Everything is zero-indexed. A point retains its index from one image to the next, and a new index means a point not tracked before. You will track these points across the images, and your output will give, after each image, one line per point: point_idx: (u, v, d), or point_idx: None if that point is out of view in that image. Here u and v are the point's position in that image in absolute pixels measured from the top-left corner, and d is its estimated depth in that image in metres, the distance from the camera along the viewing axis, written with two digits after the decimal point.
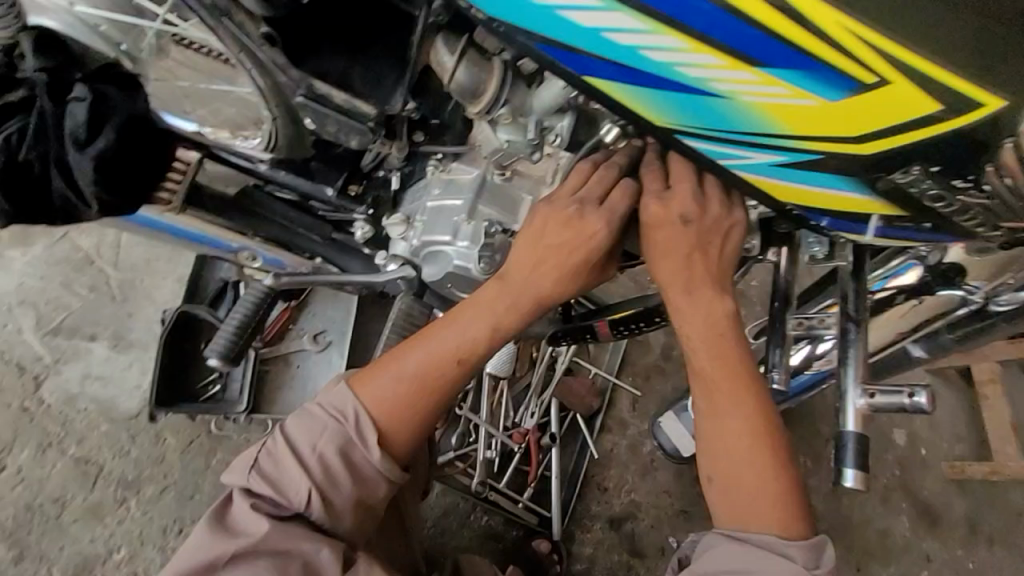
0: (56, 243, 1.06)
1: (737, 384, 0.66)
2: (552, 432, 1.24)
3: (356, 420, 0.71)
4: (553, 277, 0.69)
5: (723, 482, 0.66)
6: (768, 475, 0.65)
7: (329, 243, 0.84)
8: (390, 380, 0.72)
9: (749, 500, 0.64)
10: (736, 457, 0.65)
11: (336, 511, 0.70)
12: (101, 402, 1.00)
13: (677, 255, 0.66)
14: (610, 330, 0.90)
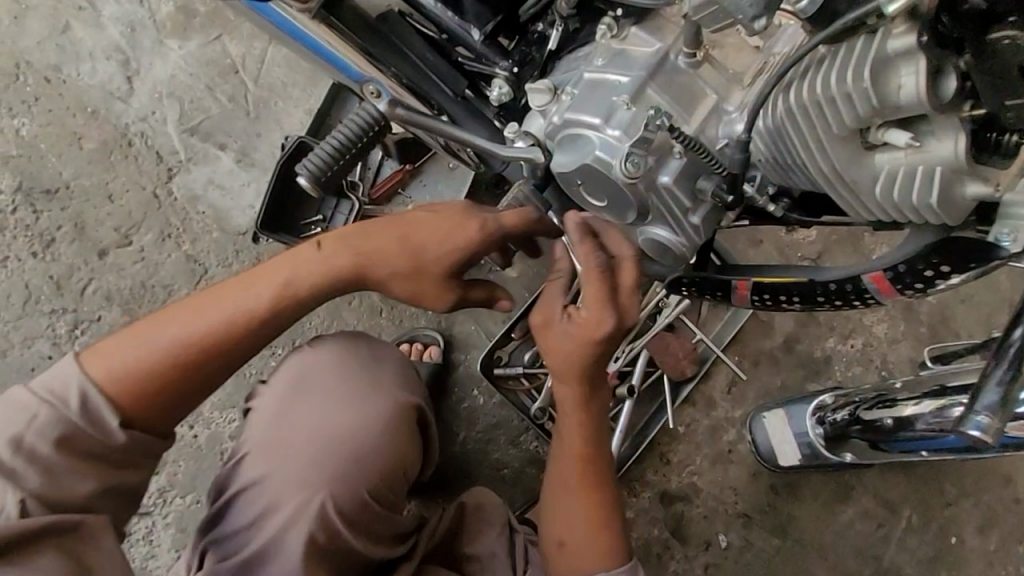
0: (210, 44, 1.05)
1: (576, 431, 0.71)
2: (632, 384, 1.11)
3: (79, 400, 0.58)
4: (416, 251, 0.64)
5: (563, 543, 0.71)
6: (597, 529, 0.71)
7: (459, 101, 0.72)
8: (134, 348, 0.61)
9: (585, 545, 0.71)
10: (569, 521, 0.71)
11: (68, 494, 0.56)
12: (218, 210, 1.03)
13: (566, 323, 0.66)
14: (750, 293, 0.72)
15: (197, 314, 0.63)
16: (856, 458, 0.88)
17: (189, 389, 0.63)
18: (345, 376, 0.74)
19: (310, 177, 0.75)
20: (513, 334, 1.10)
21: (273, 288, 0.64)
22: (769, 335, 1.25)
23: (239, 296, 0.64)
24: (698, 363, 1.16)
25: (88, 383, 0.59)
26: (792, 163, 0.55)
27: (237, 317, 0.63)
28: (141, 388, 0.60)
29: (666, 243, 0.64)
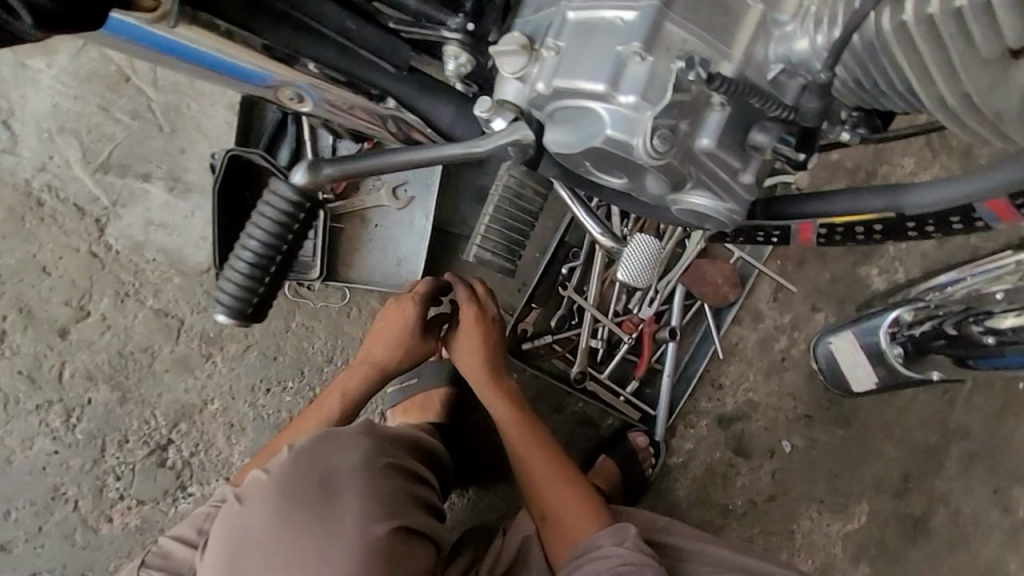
0: (84, 55, 0.85)
1: (527, 440, 0.88)
2: (672, 324, 1.02)
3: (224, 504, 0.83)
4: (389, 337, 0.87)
5: (558, 528, 0.86)
6: (570, 496, 0.87)
7: (407, 79, 0.56)
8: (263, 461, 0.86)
9: (569, 527, 0.86)
10: (559, 504, 0.86)
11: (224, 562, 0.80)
12: (170, 252, 0.89)
13: (465, 345, 0.86)
14: (813, 236, 0.60)
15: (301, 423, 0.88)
16: (943, 376, 0.86)
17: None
18: (289, 518, 0.75)
19: (231, 313, 0.61)
20: (534, 304, 1.00)
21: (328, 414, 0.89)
22: None
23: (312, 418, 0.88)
24: (741, 284, 1.04)
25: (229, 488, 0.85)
26: (896, 79, 0.40)
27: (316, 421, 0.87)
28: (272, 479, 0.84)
29: (708, 214, 0.49)
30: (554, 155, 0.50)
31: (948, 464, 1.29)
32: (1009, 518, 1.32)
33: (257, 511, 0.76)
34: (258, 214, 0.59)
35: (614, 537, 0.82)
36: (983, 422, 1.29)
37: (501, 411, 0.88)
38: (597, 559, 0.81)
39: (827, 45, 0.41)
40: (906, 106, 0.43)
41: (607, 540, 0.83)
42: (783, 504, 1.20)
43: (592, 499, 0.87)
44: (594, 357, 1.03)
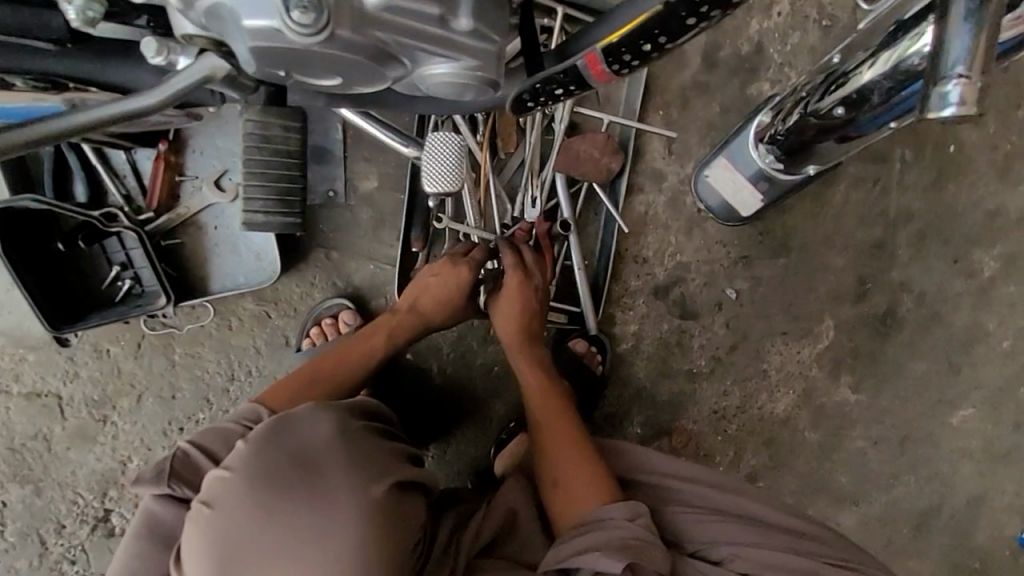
0: None
1: (547, 399, 0.86)
2: (565, 219, 0.95)
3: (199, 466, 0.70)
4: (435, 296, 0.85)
5: (562, 490, 0.79)
6: (583, 472, 0.80)
7: (71, 53, 0.53)
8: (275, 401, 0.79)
9: (579, 502, 0.78)
10: (570, 471, 0.80)
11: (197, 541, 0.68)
12: (9, 332, 0.83)
13: (508, 306, 0.87)
14: (607, 68, 0.51)
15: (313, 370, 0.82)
16: (818, 168, 0.83)
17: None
18: (270, 501, 0.65)
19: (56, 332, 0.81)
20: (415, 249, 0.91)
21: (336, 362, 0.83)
22: (681, 65, 1.02)
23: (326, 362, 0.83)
24: (620, 150, 0.96)
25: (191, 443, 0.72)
26: None
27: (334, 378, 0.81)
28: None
29: (455, 81, 0.42)
30: (264, 75, 0.42)
31: (900, 252, 1.25)
32: (972, 281, 1.31)
33: (239, 500, 0.65)
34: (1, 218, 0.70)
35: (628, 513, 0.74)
36: (922, 197, 1.24)
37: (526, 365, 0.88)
38: (600, 531, 0.73)
39: None
40: None
41: (617, 513, 0.75)
42: (747, 348, 1.19)
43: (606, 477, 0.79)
44: None
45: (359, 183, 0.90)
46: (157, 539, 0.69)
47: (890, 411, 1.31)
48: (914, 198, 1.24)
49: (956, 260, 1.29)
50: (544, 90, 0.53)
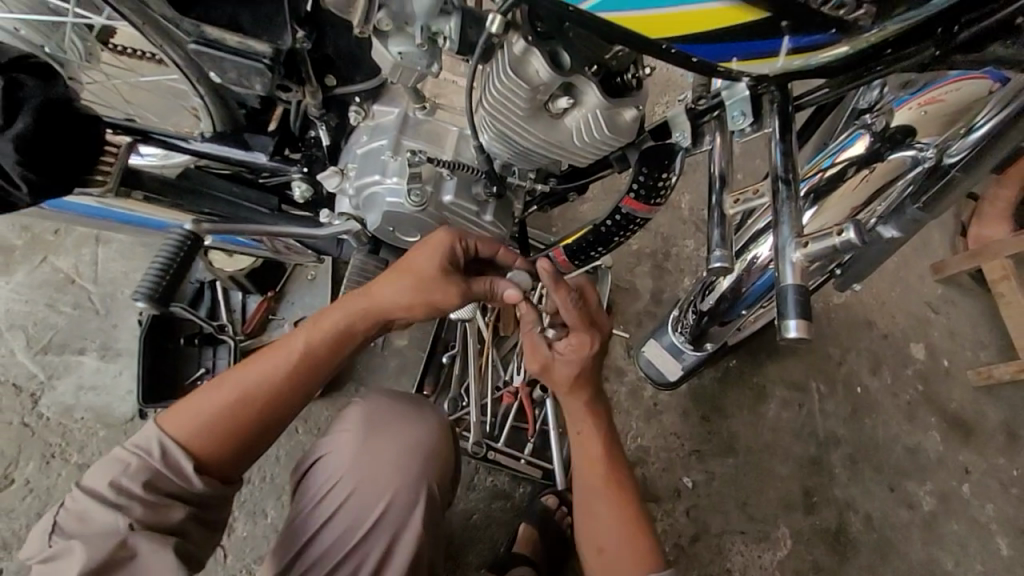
0: (37, 268, 1.08)
1: (597, 479, 0.82)
2: (544, 384, 1.23)
3: (161, 450, 0.66)
4: (403, 288, 0.74)
5: (603, 551, 0.79)
6: (635, 535, 0.79)
7: (277, 214, 0.85)
8: (193, 408, 0.68)
9: (611, 544, 0.79)
10: (606, 528, 0.80)
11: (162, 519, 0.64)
12: (97, 409, 1.01)
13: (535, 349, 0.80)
14: (567, 258, 0.89)
15: (248, 367, 0.71)
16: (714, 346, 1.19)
17: (250, 440, 0.69)
18: (398, 405, 0.84)
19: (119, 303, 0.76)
20: (426, 393, 1.19)
21: (291, 354, 0.71)
22: (637, 297, 1.42)
23: (271, 352, 0.71)
24: None
25: (180, 429, 0.67)
26: (527, 142, 0.70)
27: (295, 369, 0.71)
28: (223, 433, 0.68)
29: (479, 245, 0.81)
30: (376, 233, 0.82)
31: (837, 472, 1.43)
32: (915, 512, 1.43)
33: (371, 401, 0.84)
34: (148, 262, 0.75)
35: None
36: (844, 426, 1.47)
37: (591, 428, 0.83)
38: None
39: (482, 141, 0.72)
40: (546, 155, 0.72)
41: None
42: (708, 542, 1.29)
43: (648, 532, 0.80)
44: (489, 430, 1.19)
45: (393, 340, 1.23)
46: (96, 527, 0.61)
47: None
48: (840, 426, 1.47)
49: (893, 489, 1.44)
50: (530, 268, 0.90)
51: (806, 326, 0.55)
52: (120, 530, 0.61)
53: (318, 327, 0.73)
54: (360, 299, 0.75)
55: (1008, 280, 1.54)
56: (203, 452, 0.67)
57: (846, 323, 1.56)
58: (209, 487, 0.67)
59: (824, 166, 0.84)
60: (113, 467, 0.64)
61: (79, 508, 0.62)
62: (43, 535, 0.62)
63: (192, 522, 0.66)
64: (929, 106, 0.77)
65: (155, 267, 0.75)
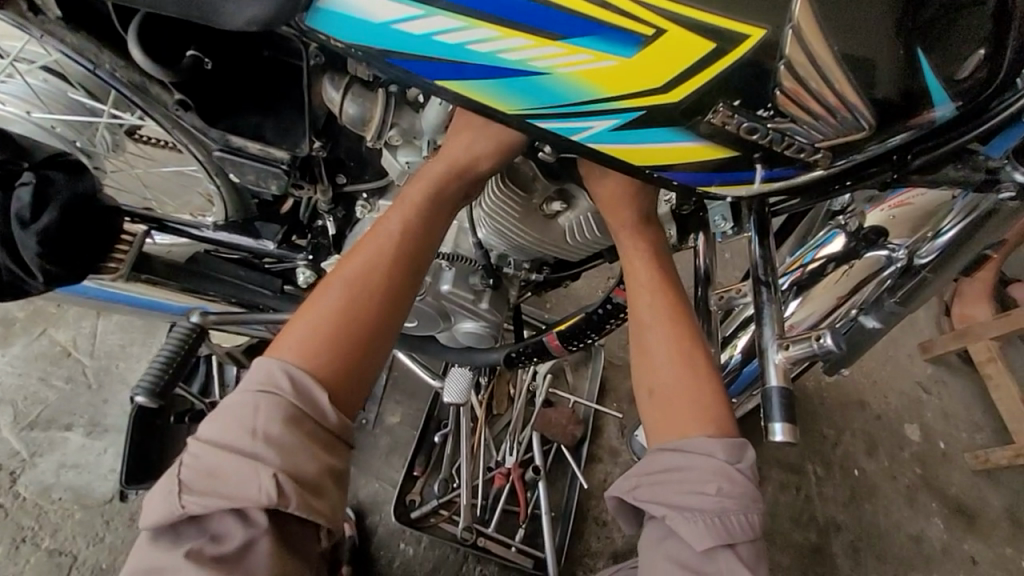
0: (35, 340, 1.09)
1: (672, 324, 0.67)
2: (536, 465, 1.20)
3: (289, 380, 0.51)
4: (464, 138, 0.59)
5: (658, 393, 0.64)
6: (698, 378, 0.64)
7: (280, 295, 0.88)
8: (307, 326, 0.54)
9: (674, 401, 0.63)
10: (669, 377, 0.64)
11: (306, 465, 0.49)
12: (76, 489, 0.99)
13: (609, 187, 0.65)
14: (560, 342, 0.90)
15: (352, 265, 0.57)
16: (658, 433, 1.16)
17: (377, 357, 0.56)
18: None
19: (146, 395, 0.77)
20: (415, 474, 1.15)
21: (386, 245, 0.58)
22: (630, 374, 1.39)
23: (370, 247, 0.58)
24: (582, 422, 1.28)
25: (290, 353, 0.53)
26: (524, 241, 0.74)
27: (398, 265, 0.58)
28: (351, 336, 0.55)
29: (476, 330, 0.83)
30: None
31: (839, 562, 1.38)
32: None
33: None
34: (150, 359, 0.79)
35: (728, 448, 0.59)
36: (844, 511, 1.44)
37: (642, 264, 0.68)
38: (694, 455, 0.59)
39: (480, 235, 0.76)
40: (539, 251, 0.77)
41: (719, 450, 0.59)
42: None
43: (717, 398, 0.63)
44: (479, 513, 1.16)
45: (385, 417, 1.23)
46: (223, 487, 0.47)
47: None
48: (839, 511, 1.43)
49: None
50: (524, 350, 0.91)
51: (791, 428, 0.58)
52: (264, 496, 0.46)
53: (410, 204, 0.60)
54: (435, 163, 0.60)
55: (994, 361, 1.56)
56: (331, 379, 0.53)
57: (837, 402, 1.56)
58: (345, 424, 0.52)
59: (806, 261, 0.86)
60: (236, 414, 0.49)
61: (207, 464, 0.48)
62: (167, 499, 0.48)
63: (332, 474, 0.51)
64: (898, 209, 0.81)
65: (157, 362, 0.79)
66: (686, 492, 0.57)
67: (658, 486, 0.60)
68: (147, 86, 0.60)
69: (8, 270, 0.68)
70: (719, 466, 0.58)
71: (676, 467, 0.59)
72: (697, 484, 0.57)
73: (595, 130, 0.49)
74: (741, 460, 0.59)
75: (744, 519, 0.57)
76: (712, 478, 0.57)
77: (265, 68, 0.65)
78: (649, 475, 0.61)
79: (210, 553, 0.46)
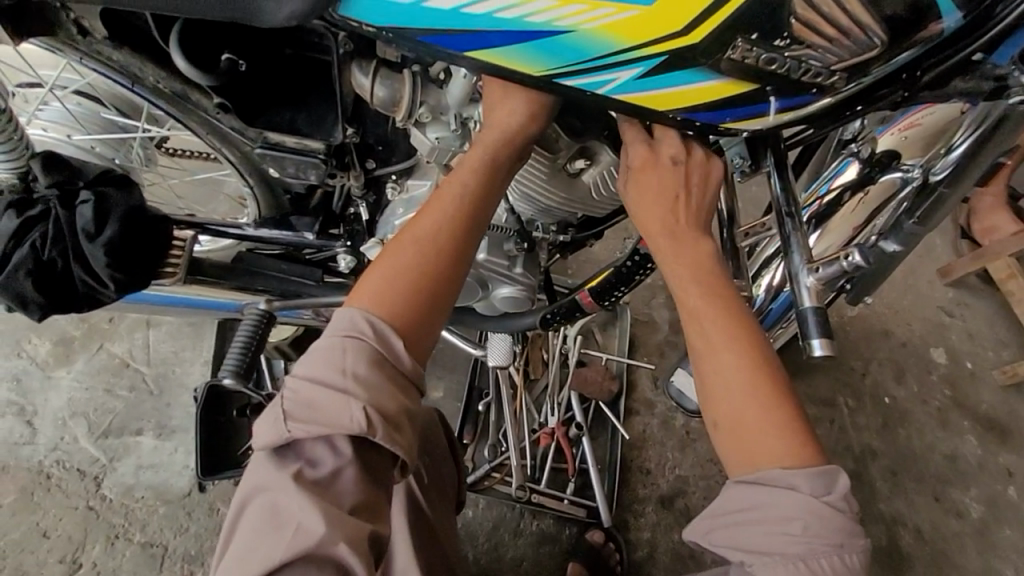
0: (95, 355, 1.15)
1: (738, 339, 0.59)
2: (578, 422, 1.25)
3: (372, 328, 0.54)
4: (517, 102, 0.59)
5: (725, 415, 0.57)
6: (770, 396, 0.57)
7: (321, 284, 0.91)
8: (384, 280, 0.57)
9: (743, 418, 0.56)
10: (740, 401, 0.57)
11: (385, 403, 0.52)
12: (156, 487, 1.06)
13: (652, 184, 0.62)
14: (593, 298, 0.93)
15: (421, 224, 0.60)
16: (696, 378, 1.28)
17: (444, 312, 0.59)
18: None
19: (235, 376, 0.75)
20: (466, 441, 1.23)
21: (450, 210, 0.60)
22: (657, 329, 1.43)
23: (435, 208, 0.60)
24: (617, 377, 1.33)
25: (369, 306, 0.56)
26: (553, 200, 0.77)
27: (462, 227, 0.60)
28: (421, 292, 0.57)
29: (513, 294, 0.87)
30: None
31: (878, 485, 1.43)
32: (965, 521, 1.41)
33: None
34: (231, 340, 0.77)
35: (816, 482, 0.53)
36: (878, 438, 1.48)
37: (689, 262, 0.61)
38: (777, 487, 0.53)
39: (509, 204, 0.80)
40: (569, 211, 0.80)
41: (805, 483, 0.53)
42: None
43: (793, 425, 0.56)
44: (530, 472, 1.21)
45: (428, 393, 1.28)
46: (318, 417, 0.51)
47: None
48: (873, 438, 1.48)
49: (938, 499, 1.42)
50: (558, 311, 0.94)
51: (828, 342, 0.62)
52: (356, 425, 0.50)
53: (468, 171, 0.61)
54: (488, 129, 0.60)
55: (1015, 277, 1.57)
56: (408, 329, 0.56)
57: (862, 335, 1.58)
58: (420, 372, 0.56)
59: (822, 193, 0.89)
60: (327, 356, 0.53)
61: (307, 396, 0.52)
62: (275, 421, 0.52)
63: (409, 413, 0.54)
64: (908, 131, 0.85)
65: (239, 342, 0.76)
66: (770, 538, 0.52)
67: (742, 528, 0.54)
68: (188, 95, 0.67)
69: (85, 283, 0.74)
70: (806, 502, 0.52)
71: (754, 505, 0.54)
72: (779, 523, 0.52)
73: (620, 80, 0.55)
74: (833, 491, 0.53)
75: (836, 562, 0.51)
76: (801, 516, 0.52)
77: (290, 65, 0.68)
78: (723, 517, 0.55)
79: (308, 475, 0.50)
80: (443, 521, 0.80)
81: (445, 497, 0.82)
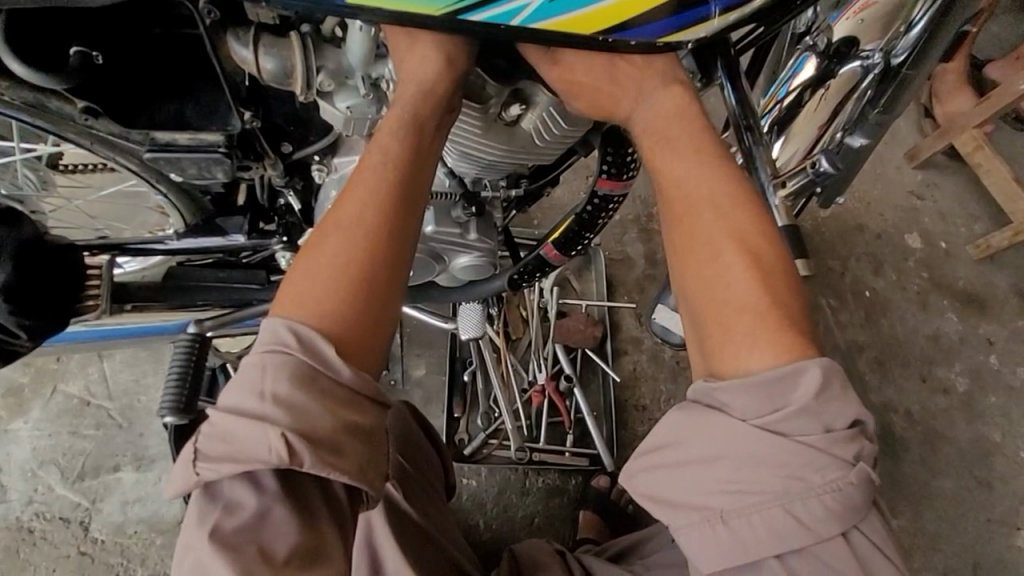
0: (50, 400, 1.08)
1: (707, 251, 0.53)
2: (567, 374, 1.23)
3: (297, 338, 0.48)
4: (428, 53, 0.52)
5: (707, 313, 0.52)
6: (746, 309, 0.51)
7: (269, 285, 0.85)
8: (309, 280, 0.51)
9: (723, 316, 0.51)
10: (721, 298, 0.52)
11: (310, 428, 0.46)
12: (148, 519, 1.02)
13: (581, 75, 0.56)
14: (558, 251, 0.87)
15: (343, 210, 0.53)
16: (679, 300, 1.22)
17: (384, 305, 0.52)
18: None
19: (174, 411, 0.69)
20: (457, 414, 1.20)
21: (376, 185, 0.53)
22: (634, 265, 1.38)
23: (358, 187, 0.53)
24: (599, 322, 1.30)
25: (291, 313, 0.50)
26: (494, 154, 0.70)
27: (393, 205, 0.53)
28: (351, 290, 0.51)
29: (473, 263, 0.81)
30: None
31: (867, 379, 1.45)
32: (952, 396, 1.45)
33: None
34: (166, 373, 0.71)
35: (749, 403, 0.47)
36: (863, 332, 1.49)
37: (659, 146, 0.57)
38: (710, 411, 0.49)
39: (452, 164, 0.72)
40: (517, 163, 0.72)
41: (738, 404, 0.48)
42: None
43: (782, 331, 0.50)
44: (527, 432, 1.20)
45: (412, 372, 1.25)
46: (233, 455, 0.47)
47: (940, 535, 1.33)
48: (857, 333, 1.49)
49: (925, 380, 1.46)
50: (524, 270, 0.88)
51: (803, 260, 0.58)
52: (275, 455, 0.45)
53: (387, 142, 0.54)
54: (406, 87, 0.53)
55: (983, 148, 1.53)
56: (339, 333, 0.49)
57: (837, 235, 1.56)
58: (363, 378, 0.49)
59: (781, 96, 0.80)
60: (246, 377, 0.48)
61: (222, 428, 0.48)
62: (187, 465, 0.49)
63: (352, 431, 0.48)
64: (865, 12, 0.73)
65: (172, 378, 0.70)
66: (700, 480, 0.48)
67: (681, 472, 0.49)
68: (47, 102, 0.58)
69: None
70: (732, 427, 0.47)
71: (687, 440, 0.49)
72: (709, 465, 0.48)
73: (534, 6, 0.49)
74: (784, 407, 0.47)
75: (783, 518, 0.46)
76: (725, 445, 0.47)
77: (161, 48, 0.59)
78: (657, 461, 0.51)
79: (226, 524, 0.46)
80: (433, 509, 0.79)
81: (429, 483, 0.79)
